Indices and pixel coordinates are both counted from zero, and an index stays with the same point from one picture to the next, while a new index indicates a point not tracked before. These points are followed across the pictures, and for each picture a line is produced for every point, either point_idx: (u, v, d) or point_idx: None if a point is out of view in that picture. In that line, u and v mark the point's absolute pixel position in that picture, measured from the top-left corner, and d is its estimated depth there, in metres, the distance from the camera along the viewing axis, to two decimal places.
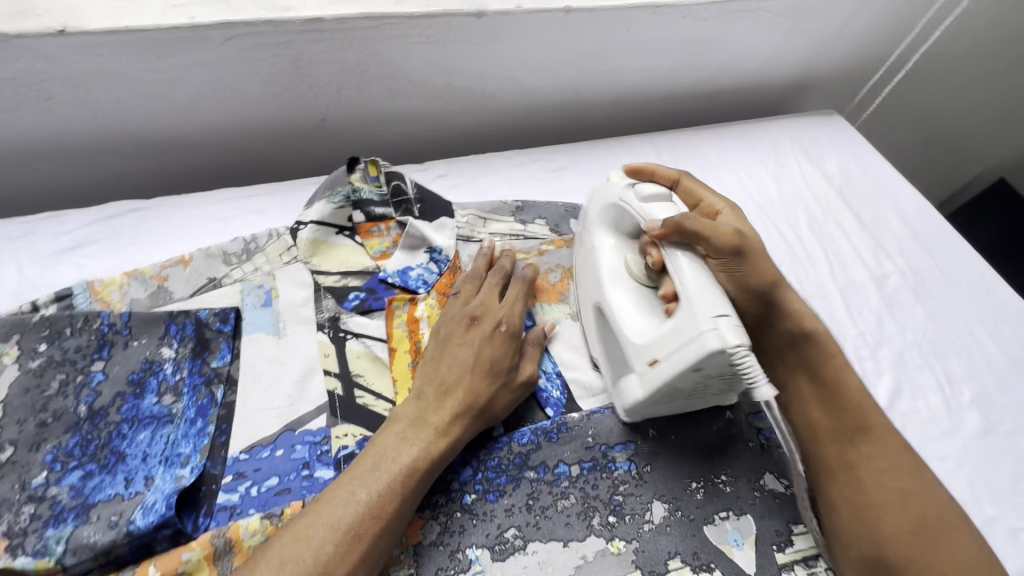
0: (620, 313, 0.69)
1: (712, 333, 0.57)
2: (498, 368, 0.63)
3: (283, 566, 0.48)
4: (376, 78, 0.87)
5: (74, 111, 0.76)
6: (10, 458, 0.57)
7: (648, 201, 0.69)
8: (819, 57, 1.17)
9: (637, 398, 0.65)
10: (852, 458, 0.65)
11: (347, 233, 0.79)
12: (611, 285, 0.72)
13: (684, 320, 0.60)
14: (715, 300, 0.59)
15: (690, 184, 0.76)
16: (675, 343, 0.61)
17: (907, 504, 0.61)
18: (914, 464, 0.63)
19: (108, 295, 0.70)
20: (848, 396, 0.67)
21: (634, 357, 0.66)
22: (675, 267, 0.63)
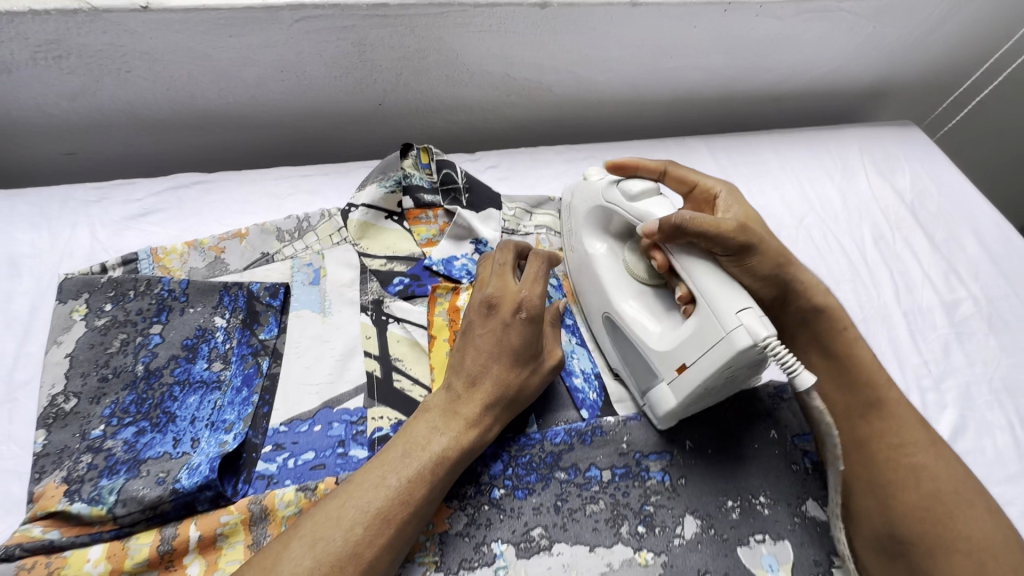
0: (636, 323, 0.68)
1: (740, 330, 0.57)
2: (523, 356, 0.62)
3: (316, 542, 0.49)
4: (435, 65, 0.87)
5: (150, 83, 0.80)
6: (74, 409, 0.61)
7: (637, 199, 0.69)
8: (899, 62, 1.09)
9: (672, 407, 0.63)
10: (862, 434, 0.64)
11: (396, 218, 0.80)
12: (618, 297, 0.71)
13: (707, 318, 0.60)
14: (736, 296, 0.59)
15: (679, 172, 0.74)
16: (702, 344, 0.60)
17: (920, 480, 0.60)
18: (932, 437, 0.63)
19: (169, 262, 0.73)
20: (860, 369, 0.66)
21: (659, 365, 0.65)
22: (685, 268, 0.63)
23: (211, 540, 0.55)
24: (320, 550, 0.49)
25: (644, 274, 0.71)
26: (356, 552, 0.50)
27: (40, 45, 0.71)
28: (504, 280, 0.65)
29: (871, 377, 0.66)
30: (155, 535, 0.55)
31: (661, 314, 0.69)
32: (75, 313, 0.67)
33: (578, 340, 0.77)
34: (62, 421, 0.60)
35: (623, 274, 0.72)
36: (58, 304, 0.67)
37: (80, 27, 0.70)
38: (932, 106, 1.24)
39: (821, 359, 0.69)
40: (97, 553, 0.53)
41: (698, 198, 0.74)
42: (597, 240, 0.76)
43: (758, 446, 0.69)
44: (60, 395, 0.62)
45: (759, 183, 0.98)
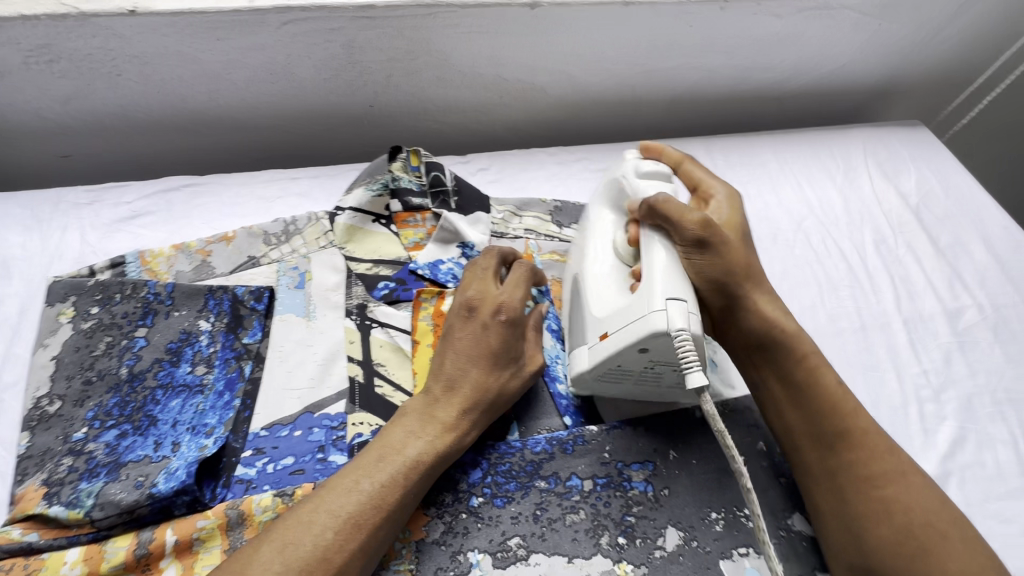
0: (591, 281, 0.68)
1: (659, 314, 0.56)
2: (502, 355, 0.61)
3: (286, 548, 0.49)
4: (425, 67, 0.87)
5: (141, 87, 0.80)
6: (58, 412, 0.62)
7: (646, 177, 0.68)
8: (906, 60, 1.06)
9: (581, 369, 0.65)
10: (830, 467, 0.61)
11: (383, 221, 0.80)
12: (586, 258, 0.71)
13: (641, 293, 0.60)
14: (677, 283, 0.58)
15: (691, 169, 0.72)
16: (626, 318, 0.60)
17: (893, 515, 0.57)
18: (898, 469, 0.59)
19: (156, 266, 0.73)
20: (823, 398, 0.62)
21: (589, 328, 0.66)
22: (645, 246, 0.63)
23: (187, 545, 0.56)
24: (290, 556, 0.49)
25: (627, 258, 0.69)
26: (324, 558, 0.49)
27: (32, 50, 0.72)
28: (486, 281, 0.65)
29: (827, 407, 0.62)
30: (132, 538, 0.55)
31: (617, 285, 0.68)
32: (62, 316, 0.68)
33: (564, 346, 0.76)
34: (46, 423, 0.61)
35: (609, 248, 0.71)
36: (46, 306, 0.68)
37: (70, 31, 0.71)
38: (942, 106, 1.20)
39: (779, 385, 0.65)
40: (73, 555, 0.54)
41: (697, 200, 0.73)
42: (604, 211, 0.74)
43: (744, 457, 0.68)
44: (45, 398, 0.62)
45: (757, 187, 0.96)
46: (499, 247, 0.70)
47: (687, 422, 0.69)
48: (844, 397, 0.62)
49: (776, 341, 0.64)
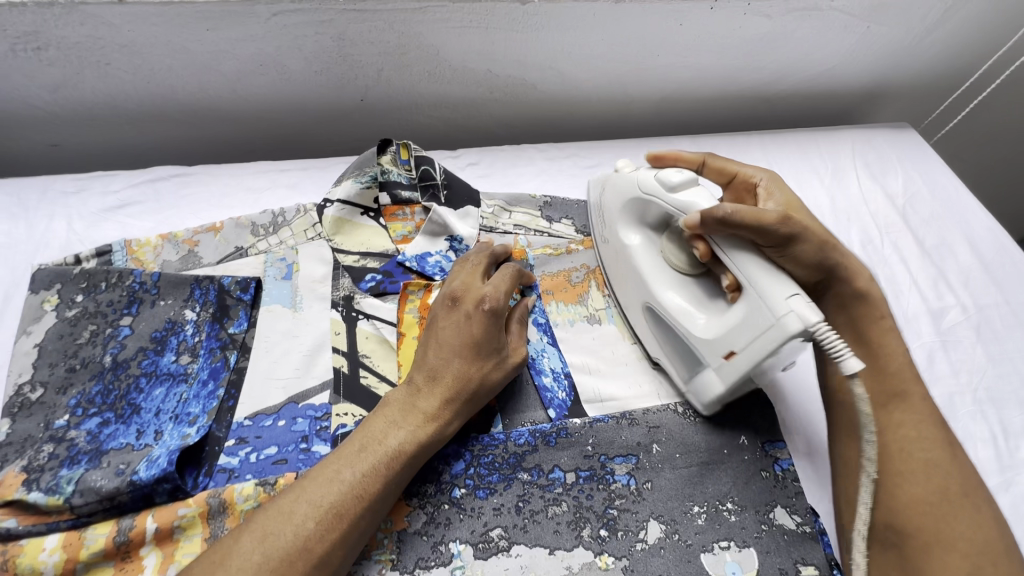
0: (682, 314, 0.68)
1: (791, 316, 0.57)
2: (487, 346, 0.62)
3: (267, 536, 0.49)
4: (416, 61, 0.87)
5: (130, 76, 0.80)
6: (40, 399, 0.62)
7: (677, 189, 0.67)
8: (895, 63, 1.07)
9: (717, 393, 0.65)
10: (881, 422, 0.62)
11: (372, 214, 0.80)
12: (659, 286, 0.71)
13: (755, 304, 0.60)
14: (783, 282, 0.58)
15: (717, 163, 0.74)
16: (752, 330, 0.60)
17: (930, 476, 0.58)
18: (947, 437, 0.61)
19: (142, 255, 0.73)
20: (889, 362, 0.65)
21: (705, 353, 0.66)
22: (732, 260, 0.62)
23: (168, 533, 0.56)
24: (270, 543, 0.49)
25: (684, 266, 0.71)
26: (305, 547, 0.49)
27: (19, 37, 0.72)
28: (466, 279, 0.67)
29: (892, 366, 0.65)
30: (112, 525, 0.55)
31: (703, 303, 0.69)
32: (47, 303, 0.67)
33: (549, 339, 0.76)
34: (27, 410, 0.61)
35: (663, 265, 0.72)
36: (31, 293, 0.68)
37: (58, 19, 0.71)
38: (929, 108, 1.21)
39: (851, 345, 0.68)
40: (52, 543, 0.53)
41: (737, 189, 0.75)
42: (631, 231, 0.76)
43: (727, 451, 0.68)
44: (27, 384, 0.62)
45: None
46: (490, 246, 0.73)
47: (671, 416, 0.70)
48: (905, 361, 0.65)
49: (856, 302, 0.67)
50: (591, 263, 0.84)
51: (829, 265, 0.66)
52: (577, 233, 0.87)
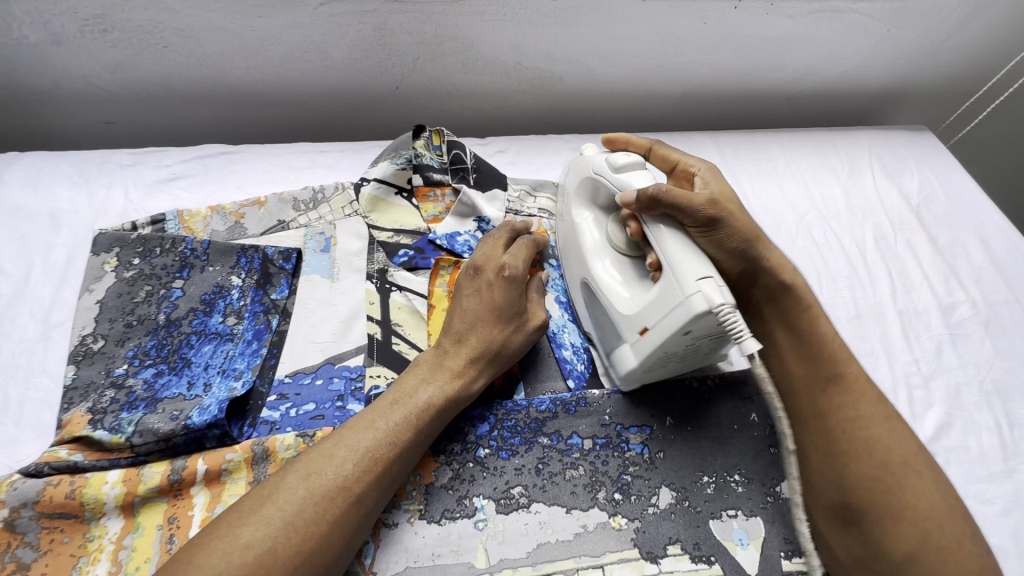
0: (608, 288, 0.72)
1: (698, 296, 0.59)
2: (505, 312, 0.67)
3: (309, 475, 0.54)
4: (451, 52, 0.92)
5: (184, 59, 0.86)
6: (101, 349, 0.67)
7: (623, 170, 0.72)
8: (913, 66, 1.09)
9: (630, 367, 0.67)
10: (821, 406, 0.65)
11: (405, 194, 0.85)
12: (595, 260, 0.75)
13: (670, 284, 0.62)
14: (699, 265, 0.61)
15: (662, 152, 0.78)
16: (664, 308, 0.63)
17: (873, 451, 0.61)
18: (882, 413, 0.63)
19: (193, 224, 0.78)
20: (825, 346, 0.66)
21: (625, 328, 0.68)
22: (656, 239, 0.66)
23: (216, 475, 0.60)
24: (313, 482, 0.53)
25: (622, 245, 0.74)
26: (344, 487, 0.54)
27: (88, 19, 0.78)
28: (486, 251, 0.71)
29: (829, 351, 0.66)
30: (167, 465, 0.60)
31: (631, 282, 0.72)
32: (107, 265, 0.73)
33: (571, 316, 0.81)
34: (90, 358, 0.66)
35: (605, 243, 0.76)
36: (93, 255, 0.74)
37: (124, 3, 0.77)
38: (948, 111, 1.23)
39: (785, 334, 0.69)
40: (114, 477, 0.58)
41: (678, 177, 0.78)
42: (584, 210, 0.80)
43: (737, 427, 0.72)
44: (90, 336, 0.68)
45: (762, 181, 1.00)
46: (513, 224, 0.76)
47: (685, 392, 0.73)
48: (840, 346, 0.67)
49: (789, 291, 0.69)
50: None
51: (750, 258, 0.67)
52: None
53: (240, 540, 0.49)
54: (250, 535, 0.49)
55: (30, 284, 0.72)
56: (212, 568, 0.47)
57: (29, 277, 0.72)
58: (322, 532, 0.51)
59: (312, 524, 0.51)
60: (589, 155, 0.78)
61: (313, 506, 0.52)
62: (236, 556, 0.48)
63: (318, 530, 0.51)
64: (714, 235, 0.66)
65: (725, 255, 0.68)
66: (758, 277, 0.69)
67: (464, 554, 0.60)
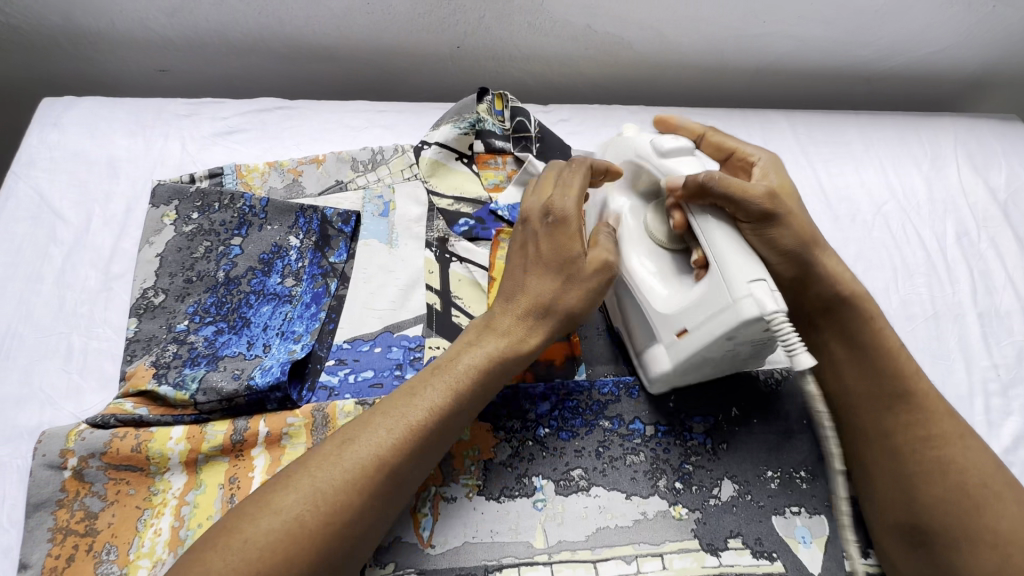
0: (643, 284, 0.67)
1: (748, 300, 0.54)
2: (559, 259, 0.62)
3: (347, 443, 0.52)
4: (519, 11, 0.87)
5: (243, 6, 0.82)
6: (161, 304, 0.66)
7: (670, 156, 0.66)
8: (1012, 47, 1.01)
9: (665, 370, 0.64)
10: (887, 425, 0.61)
11: (466, 160, 0.81)
12: (631, 253, 0.69)
13: (716, 283, 0.57)
14: (749, 265, 0.56)
15: (717, 140, 0.73)
16: (709, 309, 0.58)
17: (947, 475, 0.58)
18: (957, 433, 0.60)
19: (251, 180, 0.76)
20: (888, 361, 0.63)
21: (662, 328, 0.64)
22: (703, 232, 0.60)
23: (277, 438, 0.60)
24: (348, 452, 0.51)
25: (661, 237, 0.69)
26: (381, 458, 0.52)
27: None
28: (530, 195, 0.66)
29: (889, 366, 0.63)
30: (229, 424, 0.59)
31: (670, 278, 0.67)
32: (166, 218, 0.71)
33: None
34: (151, 312, 0.65)
35: (643, 235, 0.70)
36: (152, 207, 0.72)
37: None
38: None
39: (843, 349, 0.66)
40: (178, 433, 0.58)
41: (734, 166, 0.73)
42: (620, 197, 0.74)
43: (806, 422, 0.69)
44: (150, 290, 0.67)
45: (838, 166, 0.94)
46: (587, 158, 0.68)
47: (750, 384, 0.71)
48: (905, 358, 0.63)
49: (845, 303, 0.65)
50: None
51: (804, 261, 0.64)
52: None
53: (273, 506, 0.48)
54: (284, 501, 0.48)
55: (90, 232, 0.71)
56: (244, 532, 0.46)
57: (89, 226, 0.71)
58: (354, 501, 0.49)
59: (343, 493, 0.49)
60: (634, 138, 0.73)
61: (344, 475, 0.50)
62: (264, 521, 0.47)
63: (351, 499, 0.49)
64: (766, 232, 0.62)
65: (778, 255, 0.63)
66: (809, 283, 0.66)
67: (522, 533, 0.59)
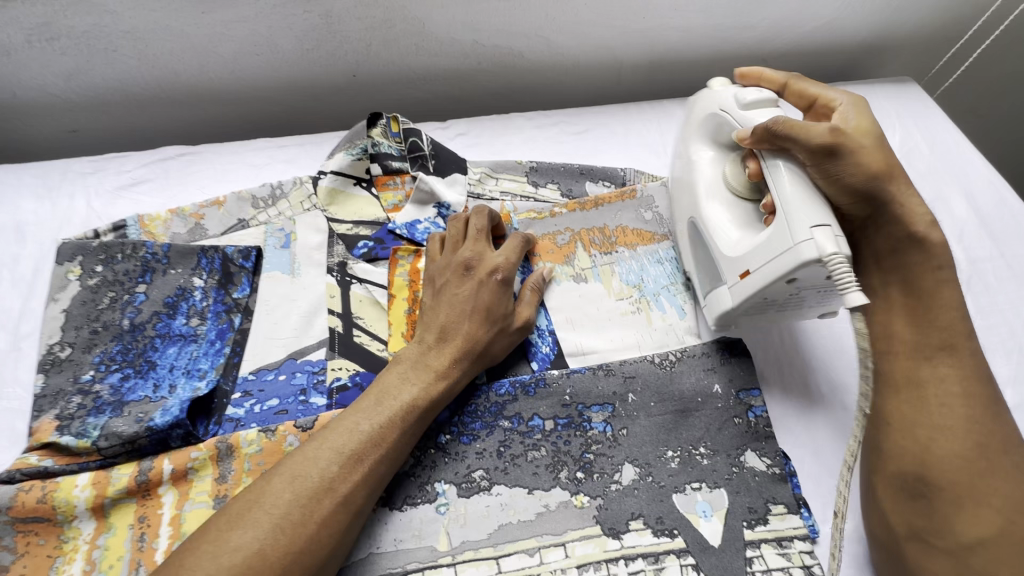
0: (715, 228, 0.72)
1: (808, 243, 0.60)
2: (491, 303, 0.69)
3: (296, 478, 0.55)
4: (403, 35, 0.90)
5: (135, 61, 0.87)
6: (68, 357, 0.69)
7: (749, 107, 0.71)
8: (892, 14, 1.04)
9: (728, 308, 0.70)
10: (922, 375, 0.62)
11: (364, 184, 0.84)
12: (705, 201, 0.74)
13: (781, 228, 0.63)
14: (814, 212, 0.61)
15: (798, 87, 0.74)
16: (772, 252, 0.63)
17: (970, 431, 0.58)
18: (989, 397, 0.61)
19: (154, 228, 0.79)
20: (940, 315, 0.63)
21: (725, 269, 0.70)
22: (772, 177, 0.66)
23: (182, 473, 0.62)
24: (299, 485, 0.55)
25: (740, 187, 0.72)
26: (330, 487, 0.55)
27: (33, 28, 0.80)
28: (456, 251, 0.74)
29: (942, 319, 0.63)
30: (134, 466, 0.62)
31: (739, 223, 0.72)
32: (70, 274, 0.74)
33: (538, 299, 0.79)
34: (58, 366, 0.68)
35: (720, 183, 0.74)
36: (57, 265, 0.75)
37: (66, 9, 0.79)
38: (935, 59, 1.17)
39: (901, 292, 0.65)
40: (83, 480, 0.60)
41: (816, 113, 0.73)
42: (704, 146, 0.77)
43: (701, 400, 0.71)
44: (57, 344, 0.70)
45: None
46: (489, 208, 0.79)
47: (648, 367, 0.72)
48: (960, 316, 0.63)
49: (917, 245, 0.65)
50: (577, 225, 0.84)
51: (878, 197, 0.65)
52: (561, 198, 0.88)
53: (231, 544, 0.51)
54: (237, 537, 0.51)
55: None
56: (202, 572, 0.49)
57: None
58: (311, 532, 0.53)
59: (299, 526, 0.53)
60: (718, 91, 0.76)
61: (300, 508, 0.54)
62: (224, 559, 0.50)
63: (308, 531, 0.53)
64: (832, 168, 0.64)
65: (846, 196, 0.65)
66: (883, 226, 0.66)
67: (425, 539, 0.62)
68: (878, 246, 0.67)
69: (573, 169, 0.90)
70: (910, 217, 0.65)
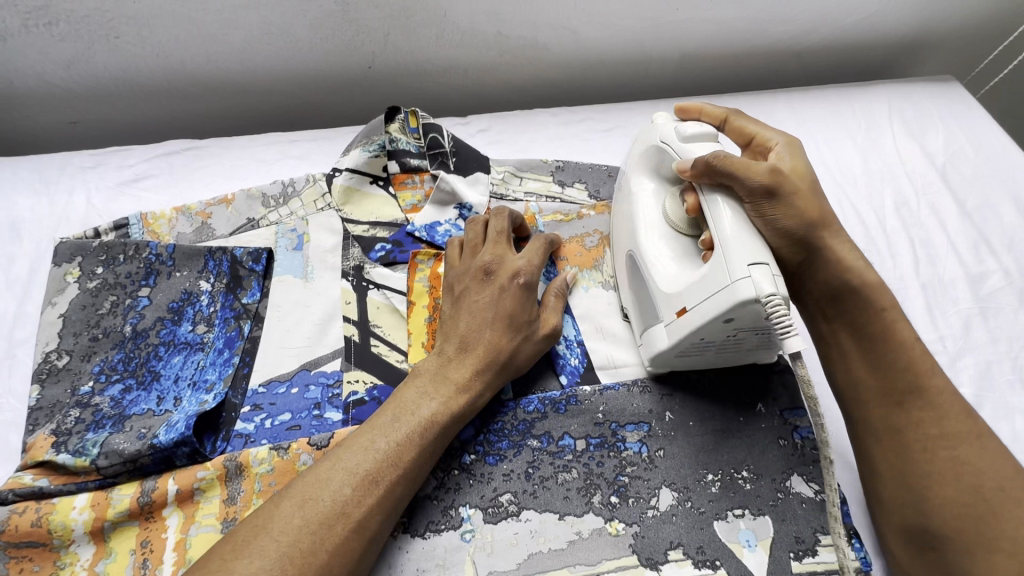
0: (653, 262, 0.65)
1: (745, 282, 0.52)
2: (513, 312, 0.63)
3: (307, 503, 0.51)
4: (423, 25, 0.85)
5: (139, 49, 0.82)
6: (66, 366, 0.64)
7: (693, 142, 0.64)
8: (937, 8, 0.99)
9: (663, 349, 0.62)
10: (897, 421, 0.57)
11: (381, 183, 0.79)
12: (643, 233, 0.67)
13: (719, 264, 0.55)
14: (754, 249, 0.54)
15: (739, 124, 0.68)
16: (707, 290, 0.56)
17: (961, 475, 0.54)
18: (972, 432, 0.56)
19: (158, 228, 0.75)
20: (899, 354, 0.58)
21: (663, 306, 0.62)
22: (710, 210, 0.58)
23: (188, 494, 0.57)
24: (310, 510, 0.50)
25: (678, 221, 0.66)
26: (343, 512, 0.51)
27: (31, 11, 0.76)
28: (475, 255, 0.69)
29: (905, 360, 0.58)
30: (137, 487, 0.57)
31: (683, 257, 0.65)
32: (69, 275, 0.70)
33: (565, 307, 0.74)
34: (55, 376, 0.64)
35: (659, 217, 0.67)
36: (54, 266, 0.71)
37: None
38: (979, 58, 1.11)
39: (852, 340, 0.61)
40: (82, 502, 0.56)
41: (753, 152, 0.68)
42: (644, 179, 0.71)
43: (743, 419, 0.66)
44: (53, 352, 0.65)
45: None
46: (510, 208, 0.74)
47: (686, 382, 0.68)
48: (921, 353, 0.58)
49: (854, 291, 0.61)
50: (603, 228, 0.80)
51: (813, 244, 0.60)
52: (588, 199, 0.83)
53: None
54: (241, 568, 0.46)
55: None
56: None
57: None
58: (322, 562, 0.48)
59: (309, 555, 0.48)
60: (661, 125, 0.70)
61: (311, 535, 0.49)
62: None
63: (318, 560, 0.48)
64: (772, 210, 0.58)
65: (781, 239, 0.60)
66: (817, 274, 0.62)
67: (450, 569, 0.57)
68: (817, 291, 0.63)
69: (602, 170, 0.86)
70: (843, 264, 0.61)
